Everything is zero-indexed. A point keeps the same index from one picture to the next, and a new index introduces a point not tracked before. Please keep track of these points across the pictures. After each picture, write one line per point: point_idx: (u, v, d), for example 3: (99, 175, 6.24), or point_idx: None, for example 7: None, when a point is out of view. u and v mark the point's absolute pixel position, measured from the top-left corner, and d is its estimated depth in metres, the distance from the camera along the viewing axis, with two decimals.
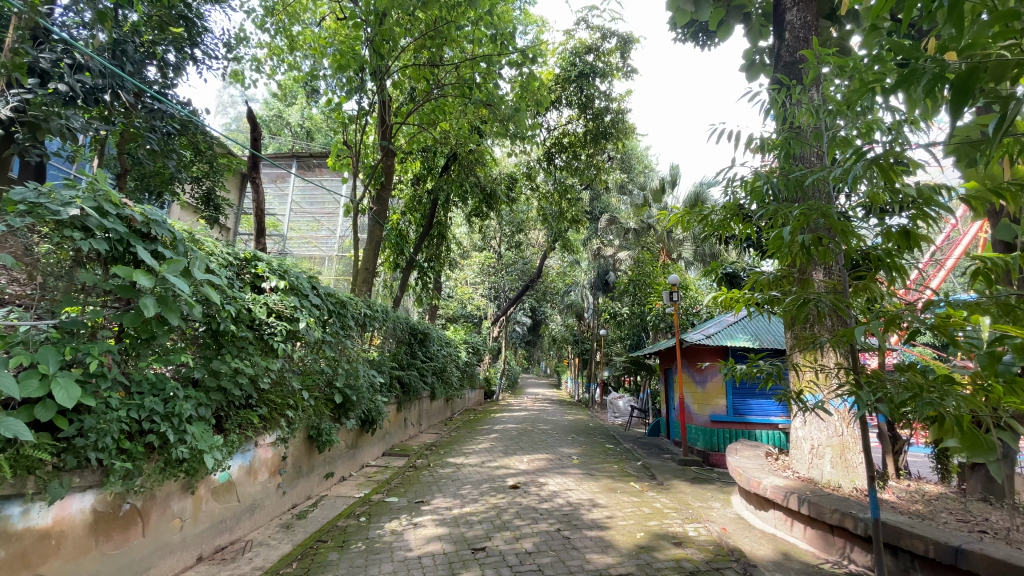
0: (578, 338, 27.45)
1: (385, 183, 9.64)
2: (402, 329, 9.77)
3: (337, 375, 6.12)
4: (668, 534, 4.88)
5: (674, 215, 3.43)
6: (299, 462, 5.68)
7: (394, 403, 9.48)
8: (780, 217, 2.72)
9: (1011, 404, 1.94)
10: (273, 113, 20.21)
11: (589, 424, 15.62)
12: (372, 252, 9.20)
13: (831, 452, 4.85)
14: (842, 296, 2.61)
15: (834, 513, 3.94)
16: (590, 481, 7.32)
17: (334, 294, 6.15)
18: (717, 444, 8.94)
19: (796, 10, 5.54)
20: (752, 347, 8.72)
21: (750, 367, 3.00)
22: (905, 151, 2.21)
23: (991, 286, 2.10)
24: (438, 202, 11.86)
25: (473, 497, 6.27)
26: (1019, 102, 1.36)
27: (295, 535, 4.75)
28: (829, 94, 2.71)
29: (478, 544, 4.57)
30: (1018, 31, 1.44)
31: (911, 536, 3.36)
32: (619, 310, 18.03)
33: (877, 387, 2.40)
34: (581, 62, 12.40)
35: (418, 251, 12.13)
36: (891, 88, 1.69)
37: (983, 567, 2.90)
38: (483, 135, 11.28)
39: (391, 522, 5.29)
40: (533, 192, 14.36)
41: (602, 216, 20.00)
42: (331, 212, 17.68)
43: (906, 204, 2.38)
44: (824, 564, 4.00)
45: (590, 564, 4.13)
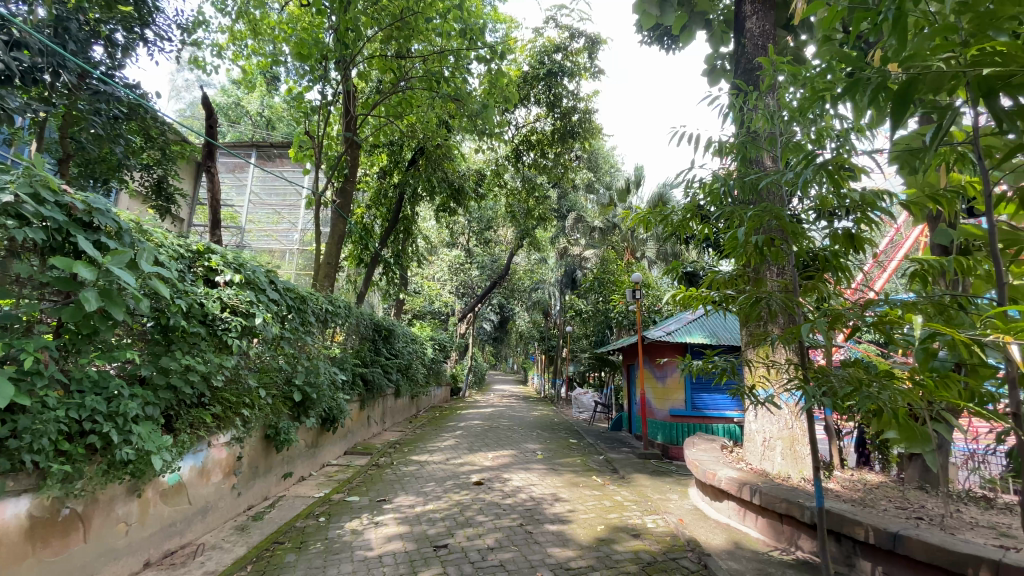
0: (544, 334, 27.65)
1: (350, 175, 9.42)
2: (365, 326, 9.61)
3: (296, 373, 5.95)
4: (628, 527, 4.99)
5: (637, 215, 3.51)
6: (256, 462, 5.50)
7: (356, 400, 9.30)
8: (737, 218, 2.82)
9: (942, 398, 2.08)
10: (232, 100, 19.43)
11: (554, 420, 15.81)
12: (335, 245, 8.98)
13: (782, 444, 5.08)
14: (793, 295, 2.73)
15: (783, 502, 4.12)
16: (553, 476, 7.41)
17: (294, 289, 5.96)
18: (676, 438, 9.17)
19: (756, 19, 5.70)
20: (709, 344, 8.97)
21: (705, 363, 3.08)
22: (851, 158, 2.32)
23: (928, 287, 2.24)
24: (404, 196, 11.70)
25: (435, 495, 6.24)
26: (954, 114, 1.45)
27: (250, 537, 4.60)
28: (785, 100, 2.81)
29: (441, 542, 4.54)
30: (954, 45, 1.52)
31: (853, 523, 3.55)
32: (584, 307, 18.28)
33: (823, 382, 2.51)
34: (550, 60, 12.42)
35: (384, 246, 11.95)
36: (838, 96, 1.78)
37: (918, 552, 3.08)
38: (451, 130, 11.14)
39: (351, 522, 5.19)
40: (501, 189, 14.36)
41: (570, 215, 20.13)
42: (292, 204, 17.09)
43: (848, 207, 2.52)
44: (773, 551, 4.18)
45: (551, 558, 4.18)
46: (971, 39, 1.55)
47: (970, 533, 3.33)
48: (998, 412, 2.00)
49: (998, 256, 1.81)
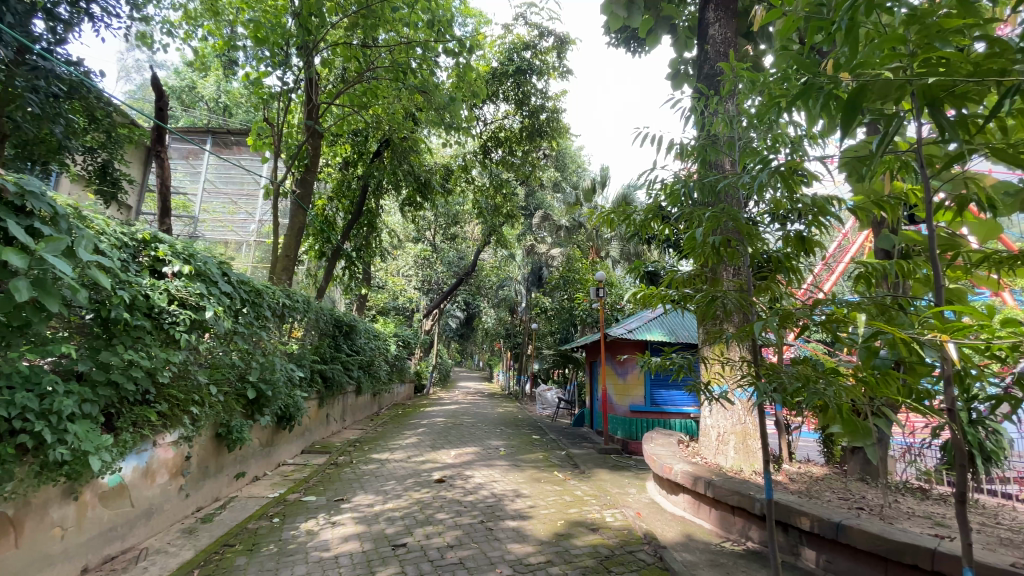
0: (509, 331, 27.71)
1: (311, 165, 9.14)
2: (325, 321, 9.37)
3: (250, 369, 5.73)
4: (587, 521, 5.07)
5: (601, 214, 3.55)
6: (206, 462, 5.26)
7: (315, 398, 9.06)
8: (696, 219, 2.89)
9: (882, 395, 2.19)
10: (186, 83, 18.51)
11: (518, 416, 15.87)
12: (294, 238, 8.71)
13: (735, 439, 5.27)
14: (747, 295, 2.82)
15: (735, 495, 4.26)
16: (515, 472, 7.43)
17: (249, 282, 5.71)
18: (636, 433, 9.42)
19: (718, 26, 5.86)
20: (668, 342, 9.23)
21: (664, 359, 3.15)
22: (804, 163, 2.41)
23: (871, 288, 2.35)
24: (368, 188, 11.46)
25: (395, 493, 6.14)
26: (897, 122, 1.51)
27: (199, 540, 4.40)
28: (743, 107, 2.89)
29: (399, 541, 4.47)
30: (900, 55, 1.59)
31: (799, 514, 3.72)
32: (549, 304, 18.43)
33: (774, 378, 2.60)
34: (519, 58, 12.41)
35: (346, 239, 11.67)
36: (792, 101, 1.84)
37: (859, 540, 3.25)
38: (418, 123, 10.96)
39: (307, 522, 5.05)
40: (468, 184, 14.26)
41: (536, 213, 20.22)
42: (249, 194, 16.44)
43: (799, 211, 2.63)
44: (724, 542, 4.32)
45: (510, 554, 4.19)
46: (917, 50, 1.61)
47: (906, 522, 3.53)
48: (933, 408, 2.11)
49: (937, 261, 1.91)
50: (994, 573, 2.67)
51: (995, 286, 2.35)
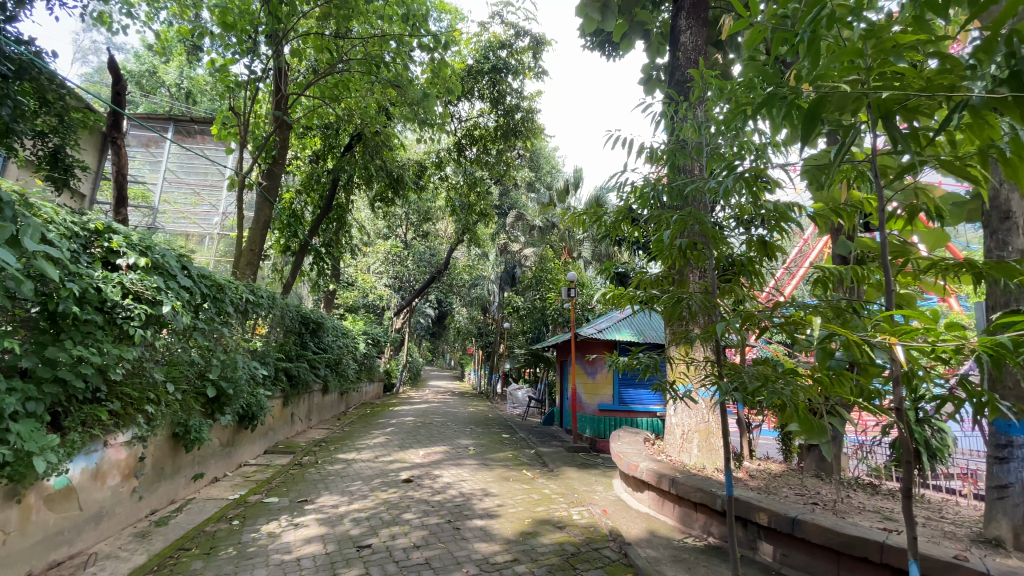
0: (481, 330, 27.65)
1: (278, 157, 8.89)
2: (291, 317, 9.13)
3: (210, 366, 5.53)
4: (554, 519, 5.10)
5: (572, 214, 3.57)
6: (161, 463, 5.06)
7: (279, 396, 8.82)
8: (664, 221, 2.94)
9: (836, 394, 2.27)
10: (147, 67, 17.73)
11: (487, 415, 15.85)
12: (260, 232, 8.47)
13: (698, 437, 5.40)
14: (712, 296, 2.90)
15: (697, 492, 4.35)
16: (484, 471, 7.43)
17: (210, 276, 5.50)
18: (604, 431, 9.54)
19: (690, 33, 5.97)
20: (636, 342, 9.40)
21: (631, 359, 3.20)
22: (767, 169, 2.48)
23: (828, 292, 2.44)
24: (338, 183, 11.23)
25: (362, 494, 6.04)
26: (853, 133, 1.57)
27: (152, 544, 4.23)
28: (712, 114, 2.95)
29: (364, 542, 4.40)
30: (857, 68, 1.65)
31: (758, 510, 3.84)
32: (521, 304, 18.49)
33: (736, 378, 2.67)
34: (494, 56, 12.40)
35: (314, 234, 11.40)
36: (757, 109, 1.89)
37: (813, 535, 3.38)
38: (391, 118, 10.80)
39: (268, 524, 4.91)
40: (441, 181, 14.13)
41: (510, 213, 20.24)
42: (213, 184, 15.87)
43: (762, 217, 2.71)
44: (687, 538, 4.42)
45: (477, 553, 4.18)
46: (874, 64, 1.68)
47: (858, 517, 3.69)
48: (883, 408, 2.20)
49: (888, 267, 1.99)
50: (937, 565, 2.82)
51: (941, 291, 2.49)
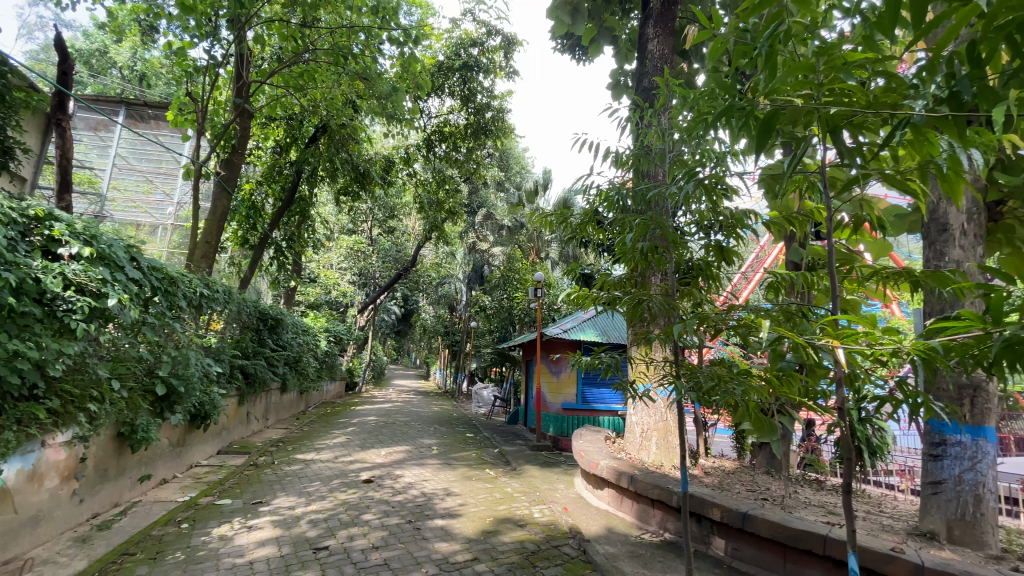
0: (447, 329, 27.46)
1: (238, 147, 8.57)
2: (248, 313, 8.82)
3: (160, 363, 5.28)
4: (515, 518, 5.12)
5: (539, 214, 3.60)
6: (104, 464, 4.79)
7: (234, 395, 8.51)
8: (627, 225, 3.00)
9: (784, 394, 2.37)
10: (97, 46, 16.75)
11: (452, 415, 15.78)
12: (217, 223, 8.15)
13: (657, 435, 5.54)
14: (672, 298, 2.98)
15: (655, 489, 4.46)
16: (446, 470, 7.39)
17: (162, 268, 5.26)
18: (567, 430, 9.66)
19: (657, 42, 6.12)
20: (600, 342, 9.56)
21: (594, 358, 3.24)
22: (725, 177, 2.57)
23: (780, 296, 2.55)
24: (301, 175, 10.94)
25: (320, 495, 5.91)
26: (803, 145, 1.63)
27: (94, 549, 4.00)
28: (676, 121, 3.03)
29: (321, 544, 4.30)
30: (809, 84, 1.72)
31: (711, 506, 3.96)
32: (488, 303, 18.49)
33: (691, 377, 2.75)
34: (466, 54, 12.35)
35: (275, 227, 11.06)
36: (717, 118, 1.95)
37: (762, 529, 3.53)
38: (358, 111, 10.59)
39: (220, 527, 4.74)
40: (409, 178, 13.96)
41: (479, 211, 20.20)
42: (167, 173, 15.15)
43: (721, 223, 2.80)
44: (644, 534, 4.53)
45: (437, 553, 4.16)
46: (825, 80, 1.75)
47: (803, 511, 3.88)
48: (827, 407, 2.32)
49: (834, 273, 2.09)
50: (875, 557, 2.99)
51: (883, 298, 2.62)
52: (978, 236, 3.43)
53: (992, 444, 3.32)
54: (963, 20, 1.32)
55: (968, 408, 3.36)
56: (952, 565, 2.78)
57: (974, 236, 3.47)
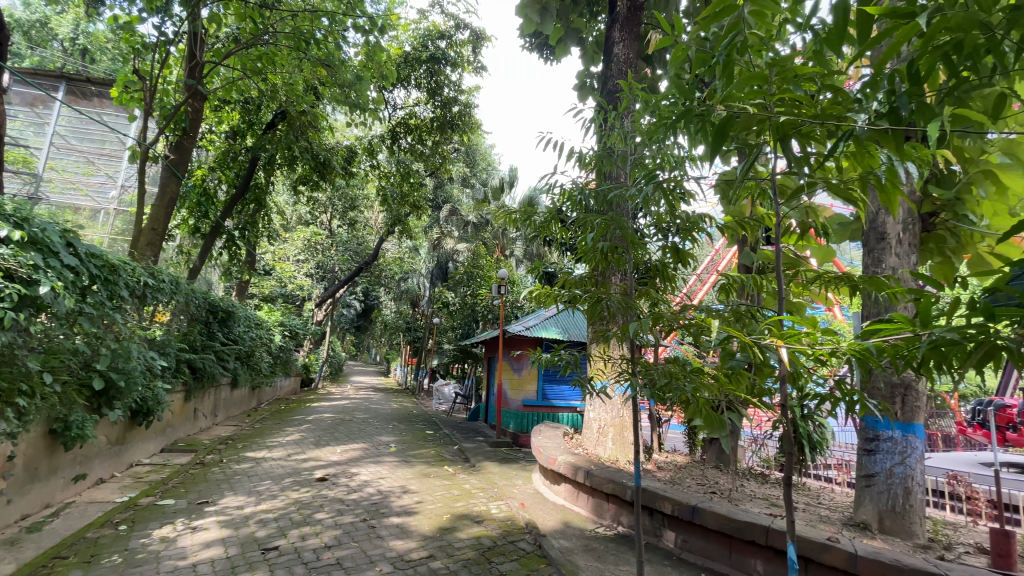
0: (409, 325, 27.11)
1: (189, 130, 8.16)
2: (197, 304, 8.43)
3: (98, 356, 4.98)
4: (472, 514, 5.13)
5: (504, 212, 3.60)
6: (35, 463, 4.48)
7: (181, 390, 8.11)
8: (589, 224, 3.04)
9: (731, 391, 2.46)
10: (37, 17, 15.65)
11: (412, 412, 15.62)
12: (164, 209, 7.73)
13: (613, 431, 5.66)
14: (630, 297, 3.05)
15: (610, 483, 4.56)
16: (404, 467, 7.31)
17: (102, 256, 4.95)
18: (526, 426, 9.75)
19: (622, 46, 6.22)
20: (560, 340, 9.67)
21: (553, 355, 3.28)
22: (683, 181, 2.65)
23: (731, 298, 2.66)
24: (257, 162, 10.54)
25: (270, 494, 5.72)
26: (754, 151, 1.70)
27: (22, 553, 3.74)
28: (638, 125, 3.09)
29: (270, 544, 4.17)
30: (761, 93, 1.79)
31: (663, 499, 4.08)
32: (451, 299, 18.37)
33: (647, 374, 2.84)
34: (433, 46, 12.22)
35: (228, 216, 10.61)
36: (675, 122, 2.01)
37: (710, 521, 3.66)
38: (319, 97, 10.26)
39: (162, 528, 4.52)
40: (373, 170, 13.66)
41: (444, 206, 19.99)
42: (110, 155, 14.25)
43: (678, 225, 2.88)
44: (598, 528, 4.63)
45: (392, 551, 4.10)
46: (777, 90, 1.82)
47: (749, 504, 4.06)
48: (771, 404, 2.44)
49: (780, 277, 2.18)
50: (811, 546, 3.17)
51: (826, 301, 2.76)
52: (912, 245, 3.67)
53: (921, 440, 3.56)
54: (903, 39, 1.38)
55: (899, 405, 3.60)
56: (882, 553, 2.97)
57: (909, 244, 3.71)
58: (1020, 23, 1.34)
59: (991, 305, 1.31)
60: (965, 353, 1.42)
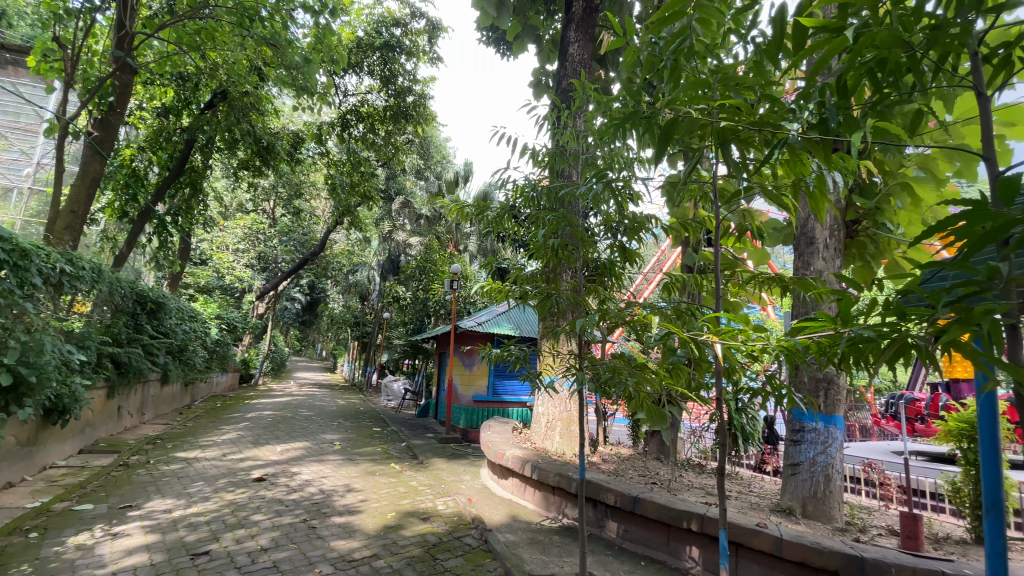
0: (358, 319, 26.43)
1: (117, 105, 7.55)
2: (122, 294, 7.83)
3: (6, 349, 4.52)
4: (418, 511, 5.07)
5: (456, 206, 3.58)
6: None
7: (102, 387, 7.52)
8: (541, 221, 3.07)
9: (670, 384, 2.56)
10: None
11: (358, 408, 15.24)
12: (85, 190, 7.11)
13: (560, 425, 5.76)
14: (579, 293, 3.12)
15: (557, 476, 4.63)
16: (348, 466, 7.12)
17: (10, 239, 4.48)
18: (476, 422, 9.75)
19: (577, 46, 6.31)
20: (512, 336, 9.70)
21: (503, 351, 3.28)
22: (632, 182, 2.71)
23: (673, 296, 2.77)
24: (193, 143, 9.89)
25: (202, 496, 5.41)
26: (694, 154, 1.76)
27: None
28: (591, 126, 3.14)
29: (201, 549, 3.95)
30: (704, 98, 1.85)
31: (606, 491, 4.19)
32: (402, 293, 18.07)
33: (592, 369, 2.90)
34: (388, 33, 11.91)
35: (159, 200, 9.90)
36: (625, 122, 2.04)
37: (651, 511, 3.79)
38: (264, 78, 9.75)
39: (78, 535, 4.19)
40: (321, 157, 13.17)
41: (396, 199, 19.55)
42: (27, 130, 13.26)
43: (626, 225, 2.96)
44: (544, 520, 4.71)
45: (333, 551, 3.99)
46: (720, 97, 1.88)
47: (687, 493, 4.24)
48: (705, 397, 2.56)
49: (719, 277, 2.28)
50: (742, 531, 3.35)
51: (760, 300, 2.91)
52: (837, 250, 3.95)
53: (840, 430, 3.85)
54: (832, 54, 1.45)
55: (823, 399, 3.88)
56: (805, 536, 3.18)
57: (835, 249, 3.99)
58: (939, 44, 1.43)
59: (903, 304, 1.40)
60: (880, 349, 1.52)
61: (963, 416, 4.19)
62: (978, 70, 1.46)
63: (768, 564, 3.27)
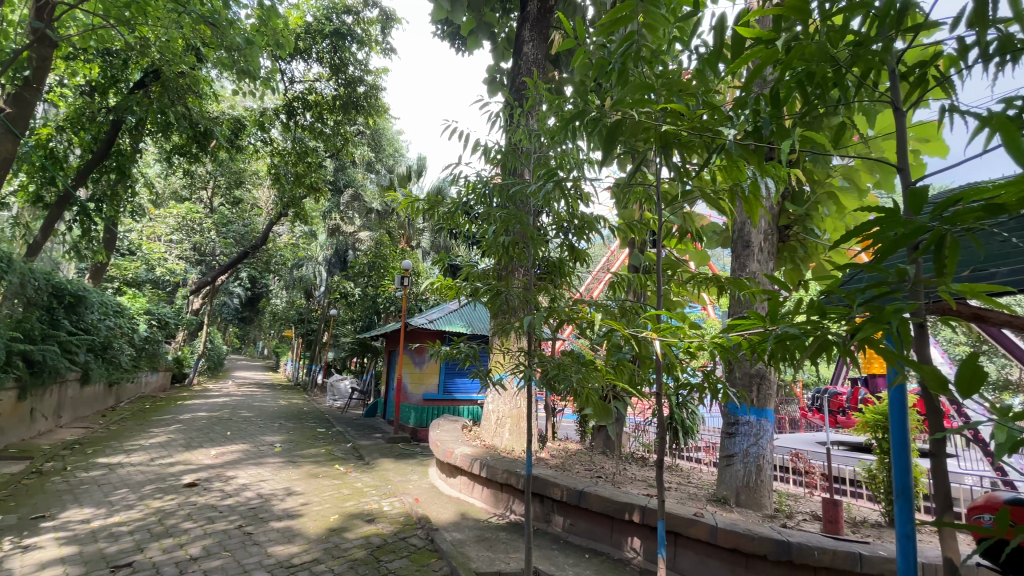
0: (304, 316, 25.47)
1: (32, 79, 6.89)
2: (36, 286, 7.16)
3: None
4: (363, 513, 4.94)
5: (406, 201, 3.51)
6: None
7: (11, 388, 6.85)
8: (492, 218, 3.07)
9: (614, 380, 2.63)
10: None
11: (302, 409, 14.65)
12: None
13: (510, 422, 5.81)
14: (528, 291, 3.14)
15: (505, 473, 4.64)
16: (289, 468, 6.85)
17: None
18: (426, 421, 9.62)
19: (531, 45, 6.35)
20: (464, 334, 9.62)
21: (452, 348, 3.25)
22: (581, 181, 2.75)
23: (619, 296, 2.84)
24: (121, 125, 9.18)
25: (126, 504, 5.04)
26: (638, 156, 1.80)
27: None
28: (543, 124, 3.16)
29: (122, 561, 3.68)
30: (649, 102, 1.90)
31: (553, 486, 4.24)
32: (350, 289, 17.57)
33: (540, 365, 2.93)
34: (338, 20, 11.51)
35: (80, 185, 9.12)
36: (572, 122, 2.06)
37: (595, 504, 3.88)
38: (203, 59, 9.18)
39: None
40: (264, 145, 12.56)
41: (346, 191, 19.01)
42: None
43: (575, 225, 3.02)
44: (491, 517, 4.72)
45: (270, 557, 3.82)
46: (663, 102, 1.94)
47: (630, 486, 4.37)
48: (646, 392, 2.65)
49: (660, 275, 2.36)
50: (679, 521, 3.49)
51: (700, 300, 3.04)
52: (771, 253, 4.18)
53: (771, 423, 4.09)
54: (765, 64, 1.52)
55: (755, 394, 4.09)
56: (737, 524, 3.35)
57: (769, 252, 4.22)
58: (862, 60, 1.52)
59: (823, 304, 1.48)
60: (804, 346, 1.62)
61: (878, 409, 4.54)
62: (894, 86, 1.56)
63: (704, 551, 3.42)
